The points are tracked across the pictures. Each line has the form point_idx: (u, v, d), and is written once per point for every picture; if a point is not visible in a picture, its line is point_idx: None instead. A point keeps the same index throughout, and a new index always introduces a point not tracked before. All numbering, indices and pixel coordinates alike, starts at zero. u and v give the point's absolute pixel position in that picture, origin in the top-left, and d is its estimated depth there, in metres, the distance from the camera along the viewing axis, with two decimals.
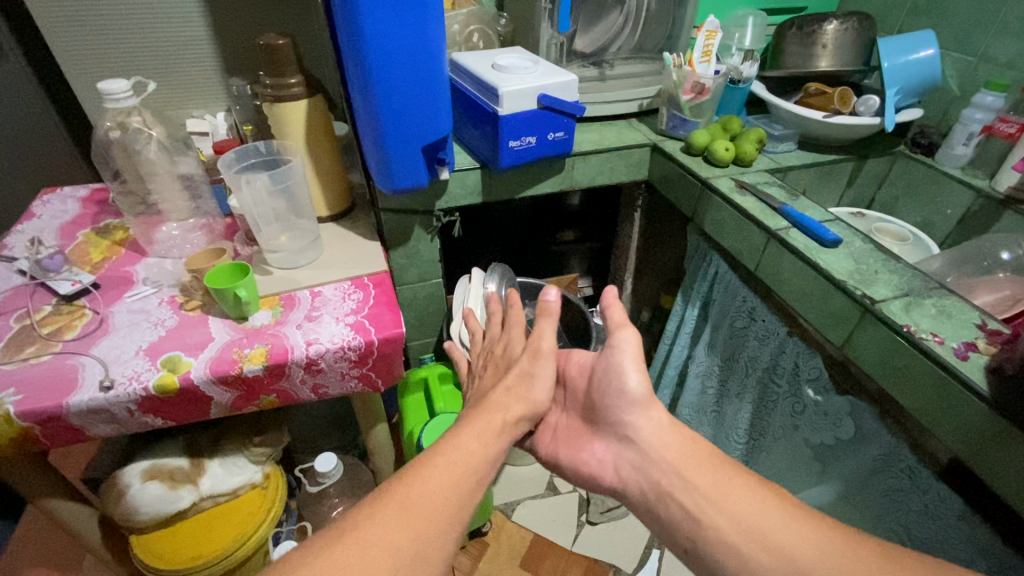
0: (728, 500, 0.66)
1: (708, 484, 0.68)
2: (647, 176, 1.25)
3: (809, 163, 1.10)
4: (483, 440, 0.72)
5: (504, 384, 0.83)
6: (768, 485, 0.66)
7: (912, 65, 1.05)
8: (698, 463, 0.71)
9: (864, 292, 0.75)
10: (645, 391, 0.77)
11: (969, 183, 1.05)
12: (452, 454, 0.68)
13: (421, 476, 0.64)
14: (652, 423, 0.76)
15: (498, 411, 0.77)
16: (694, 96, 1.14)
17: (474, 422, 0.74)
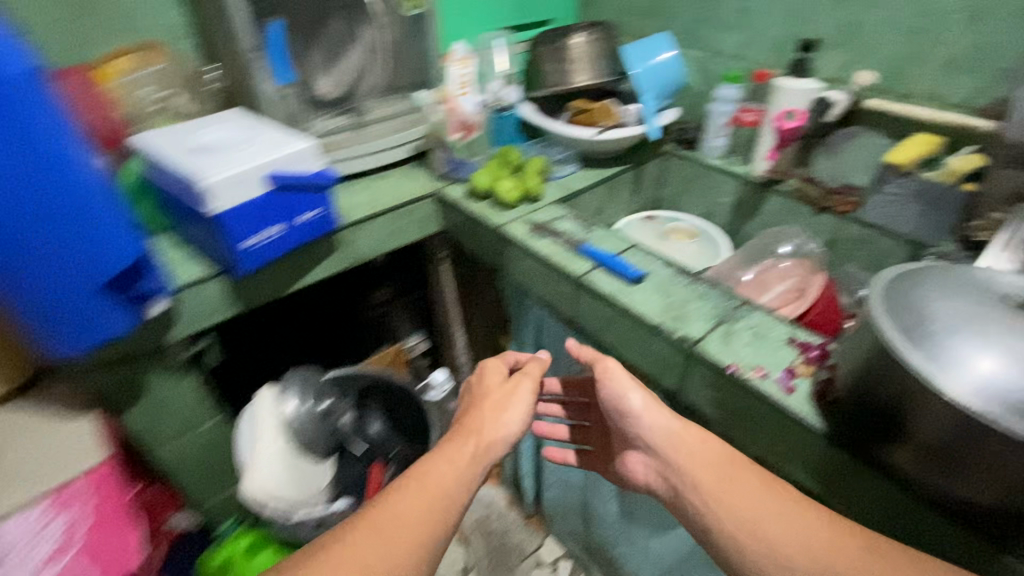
0: (726, 474, 0.60)
1: (711, 469, 0.62)
2: (441, 226, 1.10)
3: (594, 182, 1.07)
4: (460, 466, 0.71)
5: (503, 396, 0.82)
6: (788, 511, 0.56)
7: (657, 70, 1.07)
8: (701, 452, 0.64)
9: (681, 332, 0.70)
10: (647, 401, 0.69)
11: (732, 172, 1.10)
12: (430, 475, 0.69)
13: (408, 500, 0.65)
14: (662, 423, 0.68)
15: (472, 437, 0.75)
16: (461, 134, 1.04)
17: (453, 448, 0.73)
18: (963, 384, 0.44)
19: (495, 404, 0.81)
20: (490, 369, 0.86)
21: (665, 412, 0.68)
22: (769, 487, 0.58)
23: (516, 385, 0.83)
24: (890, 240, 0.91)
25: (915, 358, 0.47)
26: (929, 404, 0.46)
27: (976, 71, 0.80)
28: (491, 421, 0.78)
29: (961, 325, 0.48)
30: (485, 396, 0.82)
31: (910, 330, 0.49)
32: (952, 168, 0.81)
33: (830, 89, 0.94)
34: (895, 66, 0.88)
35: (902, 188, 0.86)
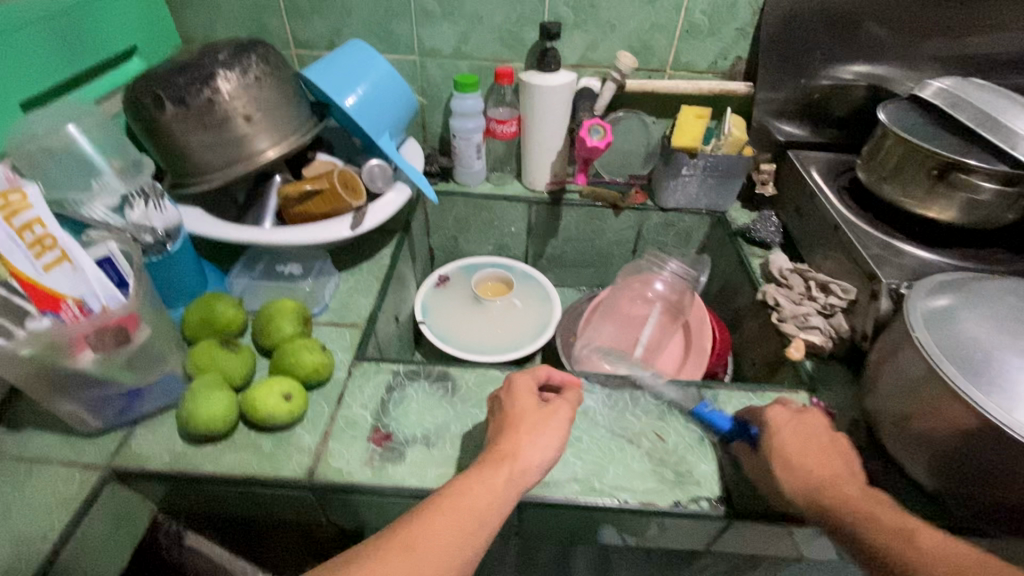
0: (871, 534, 0.40)
1: (863, 523, 0.41)
2: (151, 509, 0.56)
3: (379, 290, 0.70)
4: (495, 491, 0.43)
5: (546, 412, 0.49)
6: (948, 553, 0.38)
7: (374, 97, 0.72)
8: (848, 500, 0.43)
9: (708, 500, 0.48)
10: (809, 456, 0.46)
11: (512, 196, 0.89)
12: (460, 499, 0.41)
13: (447, 519, 0.40)
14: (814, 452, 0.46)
15: (511, 454, 0.45)
16: (108, 349, 0.47)
17: (484, 470, 0.44)
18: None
19: (534, 416, 0.48)
20: (517, 386, 0.51)
21: (811, 465, 0.45)
22: (914, 539, 0.39)
23: (555, 405, 0.50)
24: (693, 217, 0.88)
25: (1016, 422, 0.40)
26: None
27: (717, 34, 0.77)
28: (532, 439, 0.47)
29: None
30: (514, 412, 0.49)
31: (993, 385, 0.42)
32: (734, 137, 0.79)
33: (587, 77, 0.80)
34: (642, 40, 0.78)
35: (696, 168, 0.82)
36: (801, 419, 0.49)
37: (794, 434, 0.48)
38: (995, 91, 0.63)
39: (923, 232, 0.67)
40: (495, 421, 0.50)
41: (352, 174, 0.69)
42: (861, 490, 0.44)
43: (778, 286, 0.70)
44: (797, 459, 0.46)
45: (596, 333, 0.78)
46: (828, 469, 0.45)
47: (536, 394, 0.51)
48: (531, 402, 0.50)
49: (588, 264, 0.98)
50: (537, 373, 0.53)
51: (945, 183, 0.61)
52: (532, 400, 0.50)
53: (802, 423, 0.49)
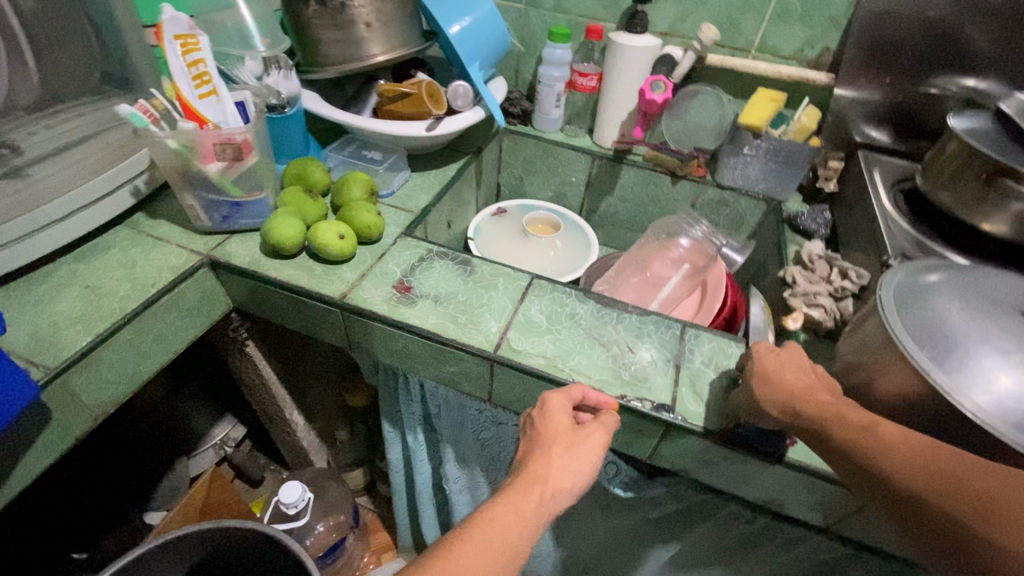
0: (835, 435, 0.42)
1: (830, 422, 0.43)
2: (230, 302, 0.73)
3: (439, 190, 0.82)
4: (526, 520, 0.45)
5: (578, 437, 0.51)
6: (909, 442, 0.40)
7: (476, 29, 0.83)
8: (819, 407, 0.44)
9: (652, 402, 0.55)
10: (787, 373, 0.47)
11: (580, 147, 0.97)
12: (493, 527, 0.43)
13: (478, 547, 0.41)
14: (794, 369, 0.48)
15: (542, 483, 0.47)
16: (227, 161, 0.62)
17: (516, 496, 0.46)
18: (983, 404, 0.40)
19: (567, 441, 0.50)
20: (552, 404, 0.52)
21: (794, 379, 0.46)
22: (876, 432, 0.41)
23: (588, 429, 0.52)
24: (745, 200, 0.90)
25: (935, 377, 0.42)
26: (962, 425, 0.41)
27: (806, 21, 0.79)
28: (565, 462, 0.49)
29: (996, 342, 0.41)
30: (547, 433, 0.51)
31: (929, 344, 0.43)
32: (801, 124, 0.82)
33: (670, 45, 0.86)
34: (731, 17, 0.82)
35: (758, 149, 0.84)
36: (780, 349, 0.50)
37: (776, 355, 0.49)
38: None
39: (964, 243, 0.67)
40: (528, 441, 0.52)
41: (439, 91, 0.82)
42: (836, 398, 0.45)
43: (801, 268, 0.71)
44: (775, 374, 0.47)
45: (619, 278, 0.84)
46: (803, 383, 0.46)
47: (570, 415, 0.52)
48: (565, 423, 0.51)
49: (638, 229, 1.03)
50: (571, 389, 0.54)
51: (995, 189, 0.60)
52: (567, 419, 0.52)
53: (783, 351, 0.50)
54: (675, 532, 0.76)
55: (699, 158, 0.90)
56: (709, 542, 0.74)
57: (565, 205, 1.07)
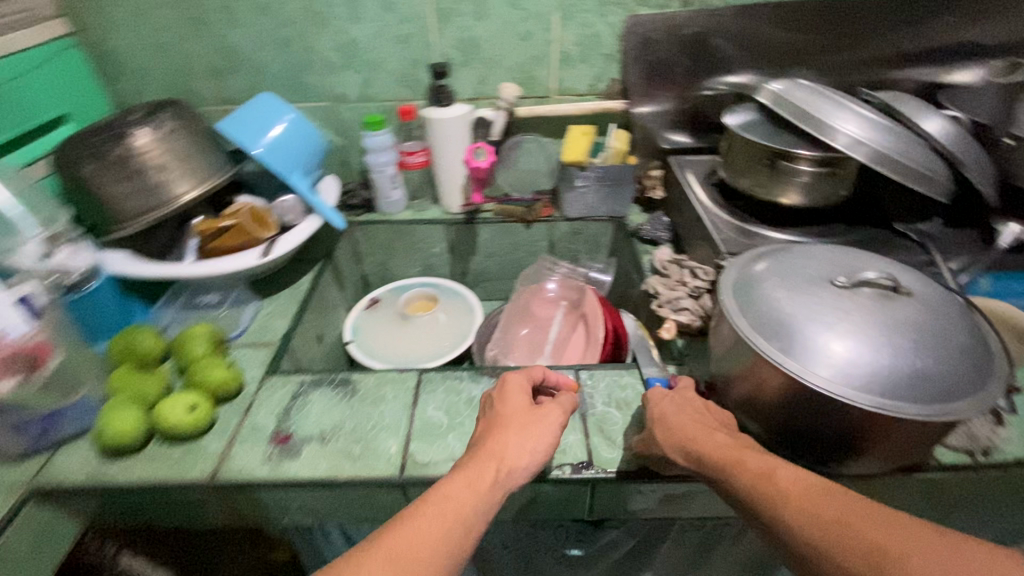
0: (735, 479, 0.44)
1: (730, 466, 0.45)
2: (80, 524, 0.60)
3: (295, 313, 0.76)
4: (480, 491, 0.46)
5: (535, 413, 0.53)
6: (802, 485, 0.41)
7: (287, 138, 0.80)
8: (718, 450, 0.46)
9: (570, 464, 0.55)
10: (685, 415, 0.51)
11: (430, 219, 0.97)
12: (448, 501, 0.44)
13: (430, 520, 0.43)
14: (684, 412, 0.51)
15: (497, 454, 0.49)
16: (19, 373, 0.52)
17: (472, 470, 0.47)
18: (833, 381, 0.44)
19: (522, 419, 0.53)
20: (510, 386, 0.56)
21: (689, 420, 0.50)
22: (775, 478, 0.42)
23: (545, 408, 0.54)
24: (596, 223, 0.96)
25: (790, 367, 0.45)
26: (825, 403, 0.45)
27: (589, 60, 0.87)
28: (522, 441, 0.50)
29: (823, 318, 0.47)
30: (503, 412, 0.53)
31: (775, 337, 0.47)
32: (615, 149, 0.89)
33: (481, 108, 0.90)
34: (525, 71, 0.88)
35: (588, 179, 0.90)
36: (677, 392, 0.54)
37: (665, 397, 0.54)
38: (815, 90, 0.71)
39: (775, 218, 0.75)
40: (485, 422, 0.54)
41: (264, 212, 0.78)
42: (735, 441, 0.47)
43: (659, 278, 0.77)
44: (673, 420, 0.50)
45: (509, 335, 0.85)
46: (699, 425, 0.49)
47: (526, 397, 0.55)
48: (521, 403, 0.54)
49: (513, 276, 1.04)
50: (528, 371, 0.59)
51: (779, 170, 0.70)
52: (522, 399, 0.55)
53: (677, 394, 0.54)
54: (643, 562, 0.76)
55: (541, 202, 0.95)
56: (675, 560, 0.75)
57: (437, 274, 1.05)
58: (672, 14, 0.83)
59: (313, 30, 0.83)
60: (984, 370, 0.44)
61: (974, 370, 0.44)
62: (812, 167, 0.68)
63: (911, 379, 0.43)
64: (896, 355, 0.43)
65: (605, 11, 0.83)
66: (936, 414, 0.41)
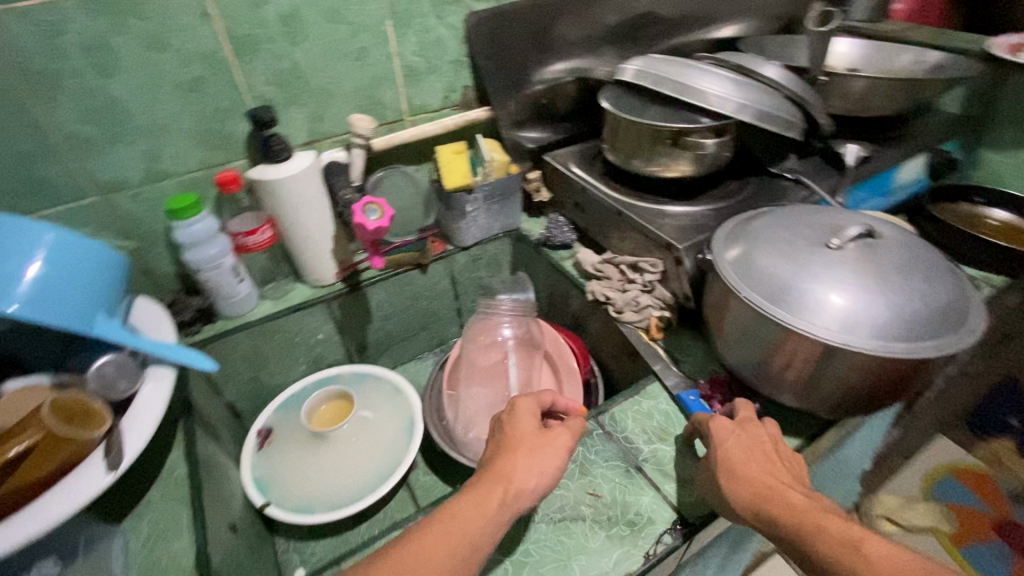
0: (814, 546, 0.40)
1: (805, 529, 0.41)
2: None
3: (191, 511, 0.51)
4: (481, 519, 0.42)
5: (542, 433, 0.48)
6: (899, 566, 0.37)
7: (67, 273, 0.48)
8: (795, 512, 0.42)
9: (668, 530, 0.48)
10: (750, 462, 0.47)
11: (301, 303, 0.75)
12: (452, 520, 0.42)
13: (429, 542, 0.40)
14: (744, 450, 0.48)
15: (506, 476, 0.45)
16: None
17: (478, 492, 0.44)
18: (895, 342, 0.45)
19: (530, 440, 0.47)
20: (517, 405, 0.51)
21: (759, 473, 0.46)
22: (862, 551, 0.38)
23: (555, 430, 0.49)
24: (494, 243, 0.87)
25: (851, 343, 0.45)
26: (890, 363, 0.46)
27: (437, 71, 0.75)
28: (529, 463, 0.46)
29: (817, 276, 0.48)
30: (509, 434, 0.48)
31: (823, 319, 0.47)
32: (498, 160, 0.80)
33: (329, 152, 0.72)
34: (368, 96, 0.72)
35: (477, 202, 0.80)
36: (743, 429, 0.50)
37: (724, 425, 0.50)
38: (675, 61, 0.73)
39: (679, 191, 0.77)
40: (491, 445, 0.49)
41: (81, 398, 0.48)
42: (808, 498, 0.43)
43: (599, 281, 0.73)
44: (739, 470, 0.46)
45: (469, 401, 0.71)
46: (768, 476, 0.46)
47: (536, 418, 0.50)
48: (530, 425, 0.49)
49: (419, 330, 0.89)
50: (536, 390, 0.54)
51: (677, 146, 0.71)
52: (532, 421, 0.49)
53: (741, 430, 0.50)
54: None
55: (430, 238, 0.83)
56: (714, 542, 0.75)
57: (327, 363, 0.84)
58: (512, 7, 0.75)
59: (34, 99, 0.53)
60: (959, 284, 0.49)
61: (958, 283, 0.50)
62: (708, 137, 0.70)
63: (941, 313, 0.46)
64: (922, 297, 0.46)
65: (442, 13, 0.71)
66: (972, 335, 0.46)
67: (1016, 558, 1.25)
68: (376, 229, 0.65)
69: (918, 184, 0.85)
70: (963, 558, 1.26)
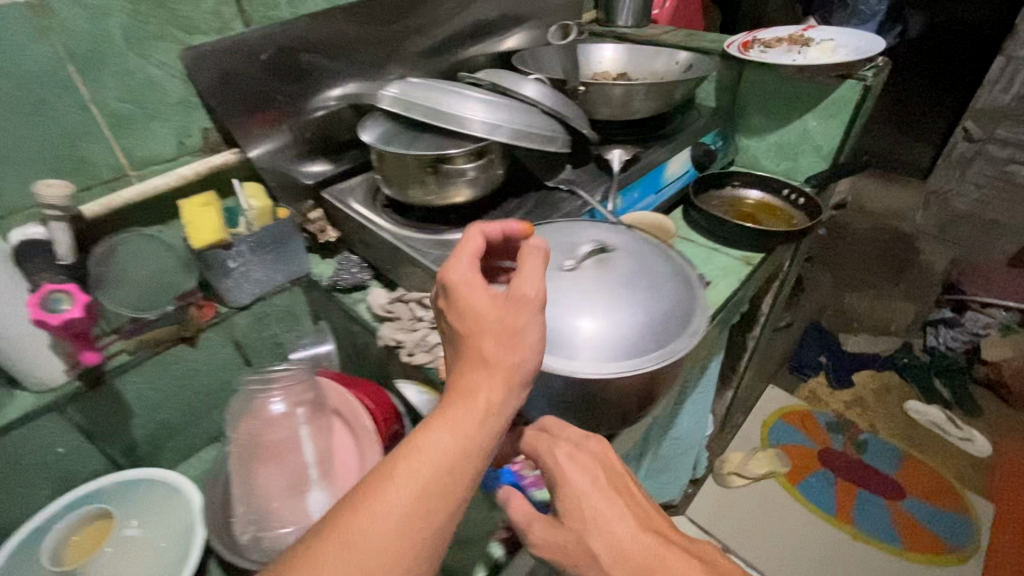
0: None
1: None
2: None
3: None
4: (467, 438, 0.37)
5: (514, 292, 0.43)
6: None
7: None
8: None
9: None
10: (615, 522, 0.41)
11: (20, 416, 0.60)
12: (426, 458, 0.36)
13: (410, 485, 0.35)
14: (599, 509, 0.42)
15: (482, 383, 0.39)
16: None
17: (452, 417, 0.38)
18: (627, 359, 0.45)
19: (497, 311, 0.42)
20: (464, 274, 0.44)
21: (629, 539, 0.40)
22: None
23: (521, 283, 0.43)
24: (279, 297, 0.78)
25: (604, 371, 0.45)
26: (629, 381, 0.46)
27: (158, 117, 0.64)
28: (503, 344, 0.41)
29: (566, 307, 0.47)
30: (467, 313, 0.42)
31: (579, 352, 0.46)
32: (256, 207, 0.71)
33: (16, 230, 0.57)
34: (62, 158, 0.59)
35: (241, 255, 0.70)
36: (578, 468, 0.44)
37: (577, 478, 0.43)
38: (432, 85, 0.69)
39: (459, 217, 0.75)
40: (453, 325, 0.43)
41: None
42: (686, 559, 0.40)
43: (390, 324, 0.68)
44: (610, 539, 0.40)
45: (258, 490, 0.61)
46: (637, 537, 0.41)
47: (489, 285, 0.44)
48: (486, 292, 0.43)
49: (206, 409, 0.77)
50: (469, 249, 0.46)
51: (441, 174, 0.68)
52: (485, 291, 0.43)
53: (580, 474, 0.44)
54: None
55: (194, 302, 0.71)
56: None
57: (84, 476, 0.69)
58: (246, 36, 0.66)
59: None
60: (687, 283, 0.52)
61: (685, 284, 0.52)
62: (469, 162, 0.68)
63: (666, 320, 0.48)
64: (654, 306, 0.48)
65: (146, 51, 0.61)
66: (694, 337, 0.48)
67: (837, 479, 1.41)
68: (68, 322, 0.54)
69: (687, 175, 0.90)
70: (798, 494, 1.38)
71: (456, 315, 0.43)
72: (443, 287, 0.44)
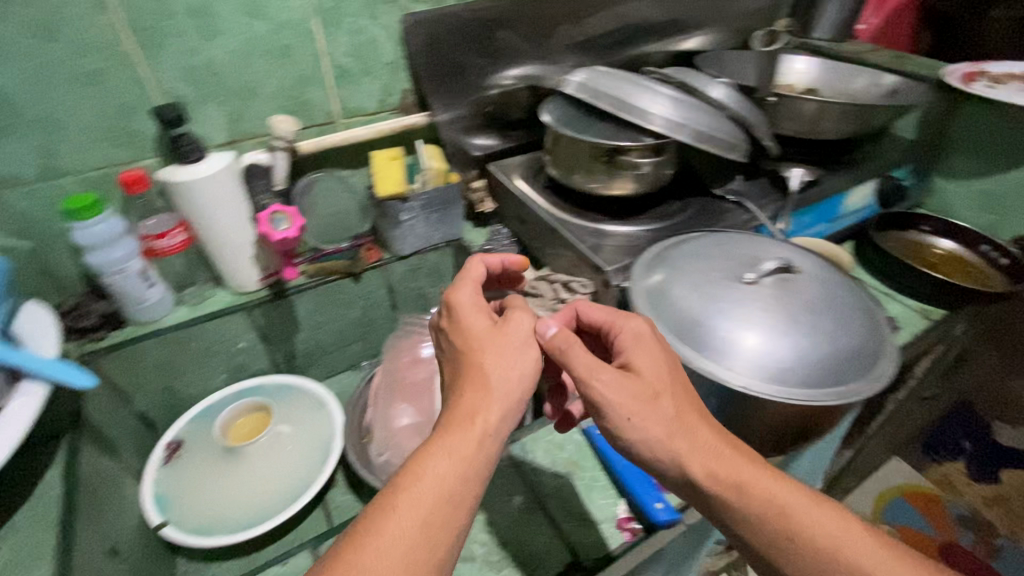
0: (751, 511, 0.40)
1: (741, 492, 0.40)
2: None
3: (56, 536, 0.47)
4: (468, 461, 0.39)
5: (503, 323, 0.46)
6: (824, 523, 0.39)
7: None
8: (728, 468, 0.41)
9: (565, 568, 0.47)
10: (672, 407, 0.42)
11: (221, 310, 0.72)
12: (428, 481, 0.38)
13: (411, 503, 0.37)
14: (658, 389, 0.42)
15: (479, 405, 0.41)
16: None
17: (452, 439, 0.40)
18: (799, 386, 0.43)
19: (494, 336, 0.45)
20: (466, 305, 0.48)
21: (697, 420, 0.42)
22: (792, 515, 0.39)
23: (512, 319, 0.46)
24: (433, 254, 0.83)
25: (779, 394, 0.43)
26: (795, 410, 0.44)
27: (371, 72, 0.72)
28: (499, 364, 0.44)
29: (744, 322, 0.46)
30: (467, 338, 0.46)
31: (753, 369, 0.44)
32: (435, 169, 0.77)
33: (249, 153, 0.68)
34: (294, 96, 0.68)
35: (414, 210, 0.76)
36: (640, 347, 0.45)
37: (651, 358, 0.44)
38: (621, 75, 0.69)
39: (621, 209, 0.75)
40: (451, 352, 0.47)
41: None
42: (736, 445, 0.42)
43: None
44: (666, 430, 0.42)
45: (391, 420, 0.68)
46: (691, 430, 0.42)
47: (486, 313, 0.47)
48: (483, 322, 0.47)
49: (354, 340, 0.86)
50: (472, 276, 0.51)
51: (618, 166, 0.68)
52: (483, 317, 0.47)
53: (638, 355, 0.44)
54: None
55: (364, 245, 0.78)
56: None
57: (251, 371, 0.80)
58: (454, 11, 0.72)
59: None
60: (876, 324, 0.49)
61: (870, 322, 0.49)
62: (646, 158, 0.68)
63: (849, 356, 0.45)
64: (839, 341, 0.45)
65: (376, 12, 0.68)
66: (877, 382, 0.44)
67: None
68: (284, 240, 0.66)
69: (867, 211, 0.83)
70: None
71: (455, 332, 0.47)
72: (447, 309, 0.49)
